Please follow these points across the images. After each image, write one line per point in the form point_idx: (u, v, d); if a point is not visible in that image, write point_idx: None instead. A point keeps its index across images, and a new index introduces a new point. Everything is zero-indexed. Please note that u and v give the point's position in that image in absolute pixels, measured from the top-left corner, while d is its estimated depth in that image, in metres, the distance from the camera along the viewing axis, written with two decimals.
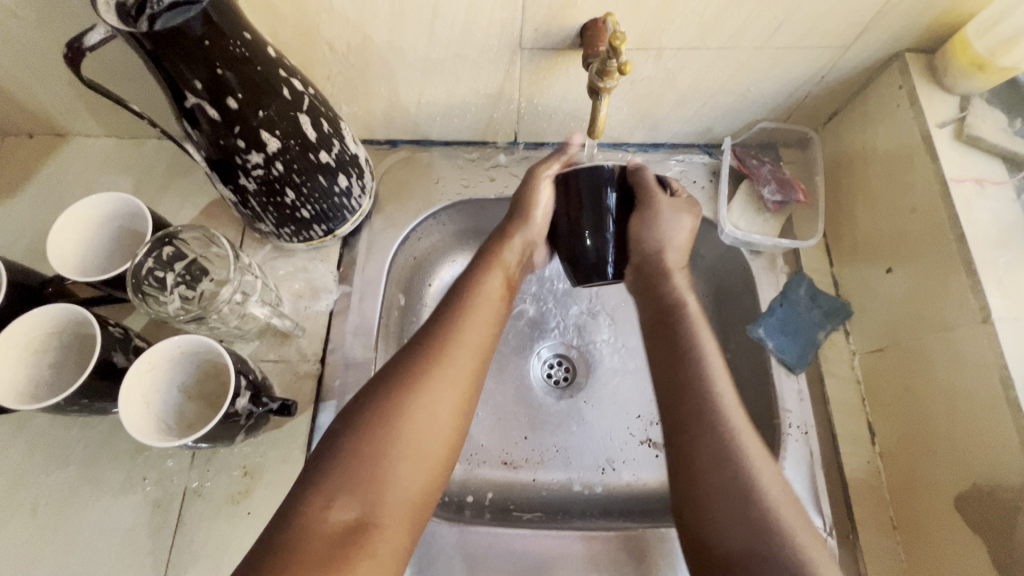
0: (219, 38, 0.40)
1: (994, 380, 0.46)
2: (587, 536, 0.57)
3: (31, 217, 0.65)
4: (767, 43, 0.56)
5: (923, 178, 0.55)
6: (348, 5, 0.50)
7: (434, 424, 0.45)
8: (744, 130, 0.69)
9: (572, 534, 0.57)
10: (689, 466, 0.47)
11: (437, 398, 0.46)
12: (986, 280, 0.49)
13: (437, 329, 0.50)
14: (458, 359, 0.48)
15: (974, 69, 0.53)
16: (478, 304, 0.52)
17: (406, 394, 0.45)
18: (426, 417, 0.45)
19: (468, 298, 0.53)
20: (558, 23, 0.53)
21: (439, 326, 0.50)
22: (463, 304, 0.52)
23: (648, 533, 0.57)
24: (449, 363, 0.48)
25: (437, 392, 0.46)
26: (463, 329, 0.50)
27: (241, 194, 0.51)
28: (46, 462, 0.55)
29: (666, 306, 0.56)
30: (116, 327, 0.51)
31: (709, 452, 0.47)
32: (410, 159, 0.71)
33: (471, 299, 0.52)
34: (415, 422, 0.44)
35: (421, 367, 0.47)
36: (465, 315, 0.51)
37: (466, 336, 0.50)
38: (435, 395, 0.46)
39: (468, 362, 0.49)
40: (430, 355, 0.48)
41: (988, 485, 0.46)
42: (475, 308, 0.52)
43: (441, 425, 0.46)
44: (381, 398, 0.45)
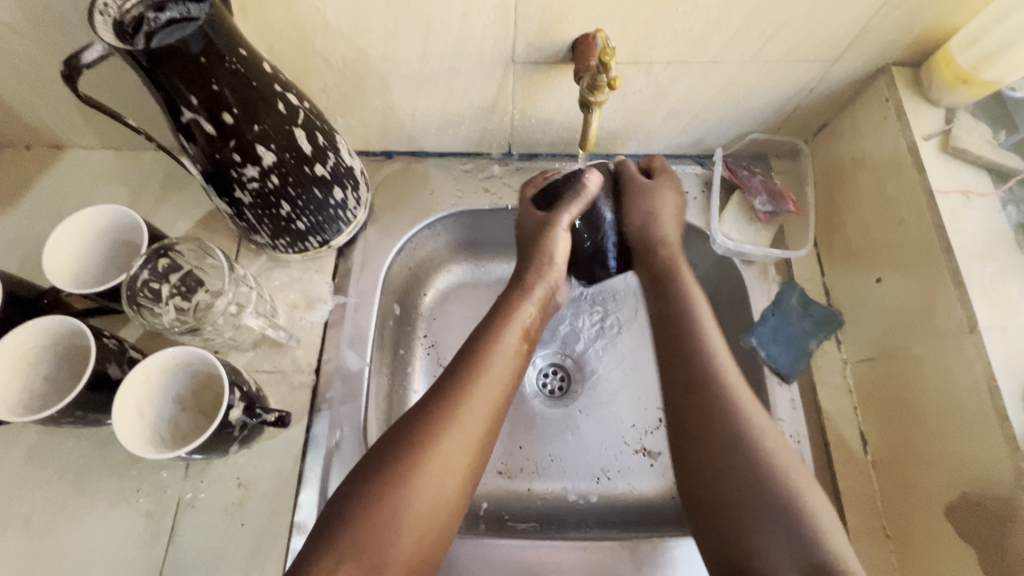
0: (214, 55, 0.41)
1: (982, 389, 0.47)
2: (585, 546, 0.57)
3: (27, 228, 0.65)
4: (755, 58, 0.56)
5: (910, 189, 0.55)
6: (343, 21, 0.51)
7: (444, 484, 0.45)
8: (735, 141, 0.70)
9: (571, 544, 0.57)
10: (687, 410, 0.49)
11: (449, 458, 0.46)
12: (972, 290, 0.49)
13: (451, 388, 0.49)
14: (470, 419, 0.48)
15: (958, 83, 0.54)
16: (493, 358, 0.52)
17: (416, 456, 0.45)
18: (436, 479, 0.45)
19: (485, 352, 0.52)
20: (550, 38, 0.54)
21: (450, 385, 0.49)
22: (479, 360, 0.51)
23: (644, 544, 0.56)
24: (461, 423, 0.47)
25: (448, 454, 0.46)
26: (479, 387, 0.49)
27: (237, 206, 0.52)
28: (39, 474, 0.55)
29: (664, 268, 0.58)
30: (111, 339, 0.51)
31: (706, 398, 0.49)
32: (405, 170, 0.71)
33: (487, 354, 0.52)
34: (425, 485, 0.44)
35: (432, 429, 0.46)
36: (480, 374, 0.50)
37: (481, 393, 0.49)
38: (447, 455, 0.46)
39: (482, 422, 0.48)
40: (442, 415, 0.47)
41: (978, 494, 0.47)
42: (492, 365, 0.51)
43: (451, 486, 0.45)
44: (392, 461, 0.45)
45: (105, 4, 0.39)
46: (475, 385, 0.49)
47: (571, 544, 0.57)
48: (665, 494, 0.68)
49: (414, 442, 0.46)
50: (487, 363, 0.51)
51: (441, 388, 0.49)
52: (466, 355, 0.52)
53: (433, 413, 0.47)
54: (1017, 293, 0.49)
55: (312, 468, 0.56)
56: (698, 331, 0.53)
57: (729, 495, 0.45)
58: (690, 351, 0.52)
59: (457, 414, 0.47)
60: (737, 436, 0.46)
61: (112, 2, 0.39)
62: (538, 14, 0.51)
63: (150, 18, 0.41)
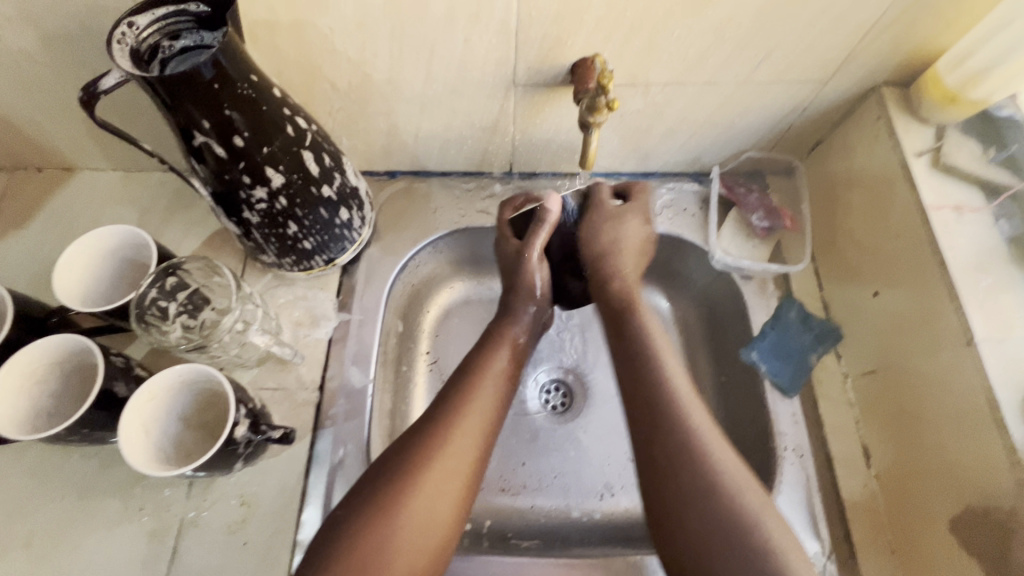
0: (227, 81, 0.42)
1: (981, 401, 0.47)
2: (561, 562, 0.57)
3: (37, 249, 0.66)
4: (749, 79, 0.58)
5: (903, 205, 0.57)
6: (350, 46, 0.53)
7: (435, 515, 0.45)
8: (731, 159, 0.71)
9: (548, 560, 0.57)
10: (658, 470, 0.47)
11: (442, 478, 0.46)
12: (968, 303, 0.50)
13: (445, 410, 0.50)
14: (465, 439, 0.49)
15: (946, 102, 0.56)
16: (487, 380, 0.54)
17: (408, 486, 0.45)
18: (428, 509, 0.45)
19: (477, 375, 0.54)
20: (550, 61, 0.55)
21: (445, 407, 0.51)
22: (472, 382, 0.53)
23: (625, 558, 0.56)
24: (450, 455, 0.47)
25: (438, 483, 0.46)
26: (473, 409, 0.51)
27: (245, 226, 0.53)
28: (42, 493, 0.55)
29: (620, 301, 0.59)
30: (118, 356, 0.52)
31: (676, 450, 0.46)
32: (408, 189, 0.73)
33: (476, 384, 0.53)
34: (416, 516, 0.44)
35: (421, 458, 0.47)
36: (473, 396, 0.52)
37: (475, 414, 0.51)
38: (439, 475, 0.46)
39: (472, 456, 0.49)
40: (432, 444, 0.48)
41: (980, 507, 0.47)
42: (479, 397, 0.52)
43: (442, 517, 0.46)
44: (384, 493, 0.45)
45: (123, 33, 0.41)
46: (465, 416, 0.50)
47: (547, 560, 0.57)
48: None
49: (404, 472, 0.46)
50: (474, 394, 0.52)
51: (428, 420, 0.50)
52: (452, 388, 0.53)
53: (421, 444, 0.48)
54: (1012, 305, 0.50)
55: (315, 485, 0.56)
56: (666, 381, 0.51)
57: (691, 532, 0.44)
58: (658, 399, 0.50)
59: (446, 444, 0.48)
60: (709, 494, 0.44)
61: (130, 32, 0.41)
62: (538, 38, 0.53)
63: (165, 46, 0.43)
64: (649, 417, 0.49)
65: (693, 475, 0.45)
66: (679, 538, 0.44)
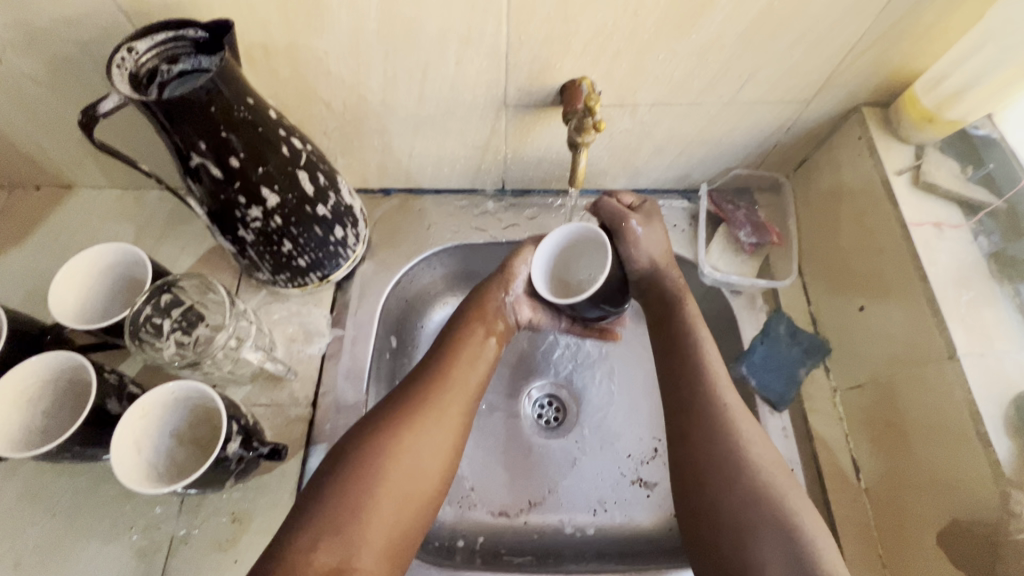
0: (224, 103, 0.43)
1: (964, 415, 0.48)
2: None
3: (33, 266, 0.67)
4: (734, 99, 0.60)
5: (886, 223, 0.58)
6: (344, 69, 0.54)
7: (414, 480, 0.49)
8: (720, 176, 0.73)
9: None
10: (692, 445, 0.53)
11: (421, 447, 0.50)
12: (950, 318, 0.51)
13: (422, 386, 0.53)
14: (445, 412, 0.52)
15: (924, 122, 0.58)
16: (462, 358, 0.56)
17: (387, 453, 0.48)
18: (406, 475, 0.48)
19: (452, 353, 0.56)
20: (539, 83, 0.57)
21: (426, 381, 0.54)
22: (448, 360, 0.56)
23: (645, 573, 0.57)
24: (431, 426, 0.51)
25: (415, 452, 0.49)
26: (451, 385, 0.54)
27: (239, 244, 0.54)
28: (33, 511, 0.55)
29: (671, 290, 0.62)
30: (112, 374, 0.53)
31: (710, 430, 0.53)
32: (402, 207, 0.74)
33: (461, 363, 0.56)
34: (393, 480, 0.48)
35: (400, 428, 0.50)
36: (450, 374, 0.55)
37: (454, 393, 0.54)
38: (417, 444, 0.50)
39: (450, 429, 0.52)
40: (412, 415, 0.51)
41: (966, 520, 0.47)
42: (458, 373, 0.55)
43: (420, 483, 0.49)
44: (361, 460, 0.48)
45: (122, 59, 0.42)
46: (445, 391, 0.53)
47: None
48: (662, 525, 0.67)
49: (384, 440, 0.49)
50: (454, 370, 0.55)
51: (411, 393, 0.53)
52: (433, 363, 0.56)
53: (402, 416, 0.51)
54: (992, 320, 0.51)
55: None
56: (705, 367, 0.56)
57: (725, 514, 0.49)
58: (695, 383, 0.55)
59: (426, 416, 0.51)
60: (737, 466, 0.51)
61: (129, 57, 0.43)
62: (528, 62, 0.54)
63: (164, 69, 0.45)
64: (687, 399, 0.55)
65: (725, 449, 0.51)
66: (707, 504, 0.50)
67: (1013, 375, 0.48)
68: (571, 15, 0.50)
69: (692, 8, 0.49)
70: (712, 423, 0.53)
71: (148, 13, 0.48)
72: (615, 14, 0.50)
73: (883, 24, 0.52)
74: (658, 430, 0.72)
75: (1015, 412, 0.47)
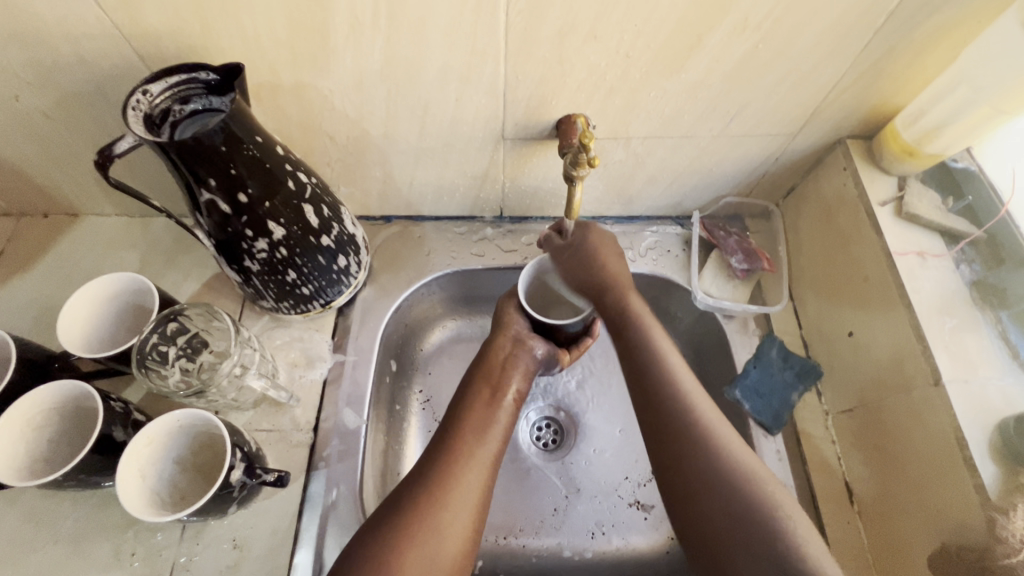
0: (234, 143, 0.45)
1: (950, 440, 0.49)
2: None
3: (40, 293, 0.68)
4: (723, 132, 0.62)
5: (871, 251, 0.60)
6: (348, 105, 0.57)
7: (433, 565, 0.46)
8: (711, 204, 0.75)
9: None
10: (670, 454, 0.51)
11: (443, 528, 0.48)
12: (934, 344, 0.53)
13: (434, 464, 0.52)
14: (462, 485, 0.50)
15: (905, 155, 0.60)
16: (470, 428, 0.55)
17: (404, 538, 0.46)
18: (426, 559, 0.46)
19: (461, 425, 0.55)
20: (535, 118, 0.59)
21: (438, 457, 0.52)
22: (456, 432, 0.54)
23: None
24: (449, 507, 0.49)
25: (432, 534, 0.47)
26: (463, 458, 0.52)
27: (245, 273, 0.56)
28: (35, 538, 0.55)
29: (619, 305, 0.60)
30: (117, 402, 0.53)
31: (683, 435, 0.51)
32: (403, 233, 0.76)
33: (470, 433, 0.55)
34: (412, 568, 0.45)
35: (416, 516, 0.47)
36: (462, 447, 0.53)
37: (470, 469, 0.52)
38: (440, 526, 0.48)
39: (469, 507, 0.50)
40: (427, 494, 0.49)
41: (955, 544, 0.48)
42: (469, 444, 0.54)
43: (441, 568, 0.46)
44: (380, 552, 0.45)
45: (137, 100, 0.44)
46: (458, 463, 0.52)
47: None
48: (660, 549, 0.68)
49: (401, 522, 0.47)
50: (465, 442, 0.54)
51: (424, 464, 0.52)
52: (442, 439, 0.54)
53: (416, 496, 0.49)
54: (975, 347, 0.53)
55: (308, 527, 0.56)
56: (671, 375, 0.55)
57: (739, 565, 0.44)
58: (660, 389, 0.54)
59: (443, 494, 0.49)
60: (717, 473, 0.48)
61: (144, 99, 0.44)
62: (525, 98, 0.57)
63: (176, 109, 0.47)
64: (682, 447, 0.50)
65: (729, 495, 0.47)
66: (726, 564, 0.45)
67: (995, 401, 0.50)
68: (565, 56, 0.52)
69: (681, 49, 0.52)
70: (683, 429, 0.51)
71: (161, 55, 0.50)
72: (609, 55, 0.52)
73: (863, 64, 0.54)
74: None
75: (997, 437, 0.48)
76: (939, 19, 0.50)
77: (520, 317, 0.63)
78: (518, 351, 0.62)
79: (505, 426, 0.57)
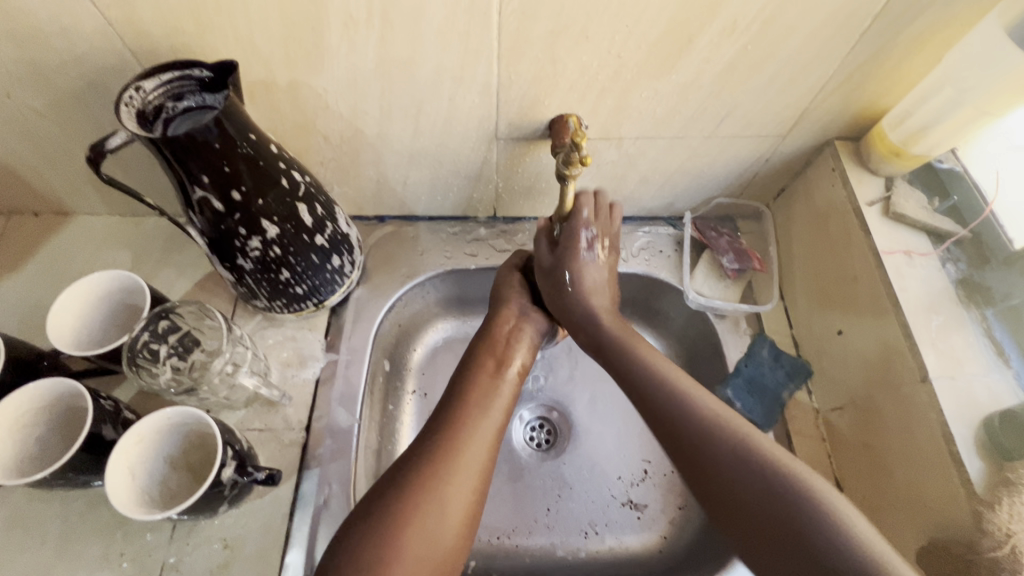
0: (227, 141, 0.45)
1: (937, 435, 0.50)
2: None
3: (29, 292, 0.67)
4: (715, 133, 0.63)
5: (860, 251, 0.61)
6: (342, 104, 0.57)
7: (432, 539, 0.46)
8: (702, 205, 0.76)
9: None
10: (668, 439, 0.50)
11: (451, 498, 0.48)
12: (921, 342, 0.53)
13: (444, 433, 0.52)
14: (470, 453, 0.51)
15: (892, 156, 0.61)
16: (475, 399, 0.56)
17: (398, 519, 0.46)
18: (428, 533, 0.46)
19: (469, 394, 0.56)
20: (529, 118, 0.60)
21: (446, 425, 0.53)
22: (465, 403, 0.55)
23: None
24: (453, 479, 0.49)
25: (441, 502, 0.47)
26: (470, 428, 0.53)
27: (237, 271, 0.56)
28: (22, 539, 0.55)
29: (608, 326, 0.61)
30: (107, 400, 0.53)
31: (677, 414, 0.50)
32: (396, 233, 0.76)
33: (473, 407, 0.55)
34: (415, 542, 0.45)
35: (418, 490, 0.47)
36: (469, 420, 0.53)
37: (475, 442, 0.52)
38: (447, 496, 0.48)
39: (470, 479, 0.50)
40: (427, 468, 0.49)
41: (942, 540, 0.49)
42: (472, 416, 0.54)
43: (441, 544, 0.46)
44: (381, 527, 0.45)
45: (130, 97, 0.44)
46: (460, 437, 0.52)
47: None
48: (652, 548, 0.68)
49: (406, 491, 0.47)
50: (469, 416, 0.54)
51: (432, 432, 0.52)
52: (444, 414, 0.54)
53: (418, 472, 0.48)
54: (961, 344, 0.53)
55: (299, 527, 0.56)
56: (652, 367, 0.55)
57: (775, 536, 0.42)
58: (642, 377, 0.55)
59: (450, 462, 0.49)
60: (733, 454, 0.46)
61: (137, 95, 0.44)
62: (518, 98, 0.57)
63: (169, 106, 0.47)
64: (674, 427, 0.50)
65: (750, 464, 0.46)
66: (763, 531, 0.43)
67: (981, 398, 0.51)
68: (558, 56, 0.52)
69: (672, 49, 0.52)
70: (676, 409, 0.51)
71: (155, 53, 0.50)
72: (601, 55, 0.53)
73: (851, 65, 0.55)
74: (647, 452, 0.74)
75: (984, 433, 0.49)
76: (924, 22, 0.51)
77: (523, 290, 0.66)
78: (522, 325, 0.64)
79: (507, 398, 0.58)
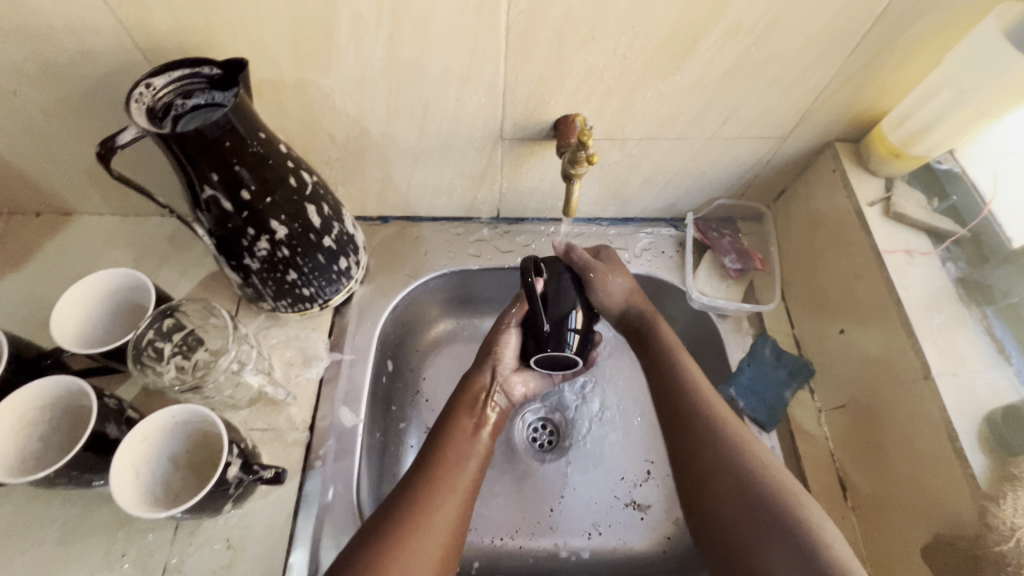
0: (238, 139, 0.45)
1: (941, 431, 0.50)
2: None
3: (30, 291, 0.67)
4: (717, 134, 0.64)
5: (862, 251, 0.61)
6: (349, 104, 0.57)
7: None
8: (704, 206, 0.76)
9: None
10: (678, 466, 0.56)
11: (427, 551, 0.48)
12: (923, 339, 0.54)
13: (422, 481, 0.53)
14: (444, 503, 0.52)
15: (892, 157, 0.62)
16: (457, 448, 0.57)
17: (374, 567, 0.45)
18: None
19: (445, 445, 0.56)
20: (534, 119, 0.60)
21: (423, 474, 0.53)
22: (441, 455, 0.55)
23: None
24: (425, 534, 0.49)
25: (414, 553, 0.47)
26: (445, 490, 0.53)
27: (244, 271, 0.56)
28: (21, 540, 0.54)
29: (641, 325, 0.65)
30: (111, 399, 0.53)
31: (684, 403, 0.57)
32: (400, 233, 0.76)
33: (451, 461, 0.55)
34: None
35: (392, 544, 0.47)
36: (442, 476, 0.54)
37: (447, 500, 0.52)
38: (424, 549, 0.48)
39: (441, 535, 0.50)
40: (401, 526, 0.49)
41: (947, 535, 0.49)
42: (448, 473, 0.54)
43: None
44: None
45: (140, 94, 0.44)
46: (435, 491, 0.52)
47: None
48: (656, 548, 0.68)
49: (383, 542, 0.47)
50: (443, 469, 0.54)
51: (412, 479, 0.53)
52: (419, 468, 0.54)
53: (397, 520, 0.49)
54: (962, 341, 0.54)
55: (303, 527, 0.56)
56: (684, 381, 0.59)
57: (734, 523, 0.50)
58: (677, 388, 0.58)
59: (421, 517, 0.50)
60: (738, 504, 0.50)
61: (146, 93, 0.44)
62: (524, 98, 0.58)
63: (178, 104, 0.47)
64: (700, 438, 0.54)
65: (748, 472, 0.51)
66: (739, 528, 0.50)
67: (983, 394, 0.51)
68: (564, 57, 0.53)
69: (676, 52, 0.53)
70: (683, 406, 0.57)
71: (163, 52, 0.51)
72: (606, 56, 0.53)
73: (851, 68, 0.56)
74: (651, 452, 0.74)
75: (986, 428, 0.49)
76: (923, 25, 0.52)
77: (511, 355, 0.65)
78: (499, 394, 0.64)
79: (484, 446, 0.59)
